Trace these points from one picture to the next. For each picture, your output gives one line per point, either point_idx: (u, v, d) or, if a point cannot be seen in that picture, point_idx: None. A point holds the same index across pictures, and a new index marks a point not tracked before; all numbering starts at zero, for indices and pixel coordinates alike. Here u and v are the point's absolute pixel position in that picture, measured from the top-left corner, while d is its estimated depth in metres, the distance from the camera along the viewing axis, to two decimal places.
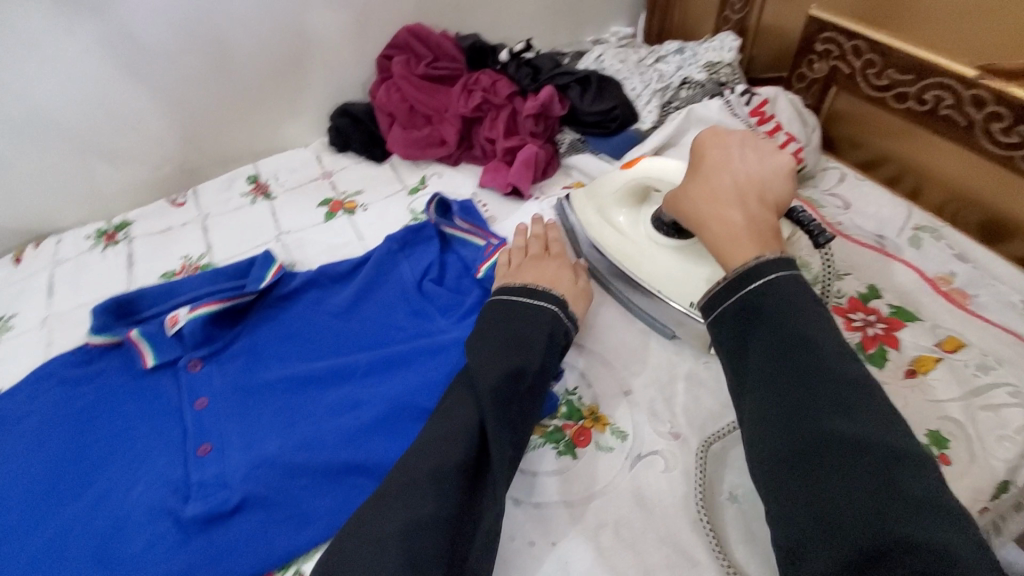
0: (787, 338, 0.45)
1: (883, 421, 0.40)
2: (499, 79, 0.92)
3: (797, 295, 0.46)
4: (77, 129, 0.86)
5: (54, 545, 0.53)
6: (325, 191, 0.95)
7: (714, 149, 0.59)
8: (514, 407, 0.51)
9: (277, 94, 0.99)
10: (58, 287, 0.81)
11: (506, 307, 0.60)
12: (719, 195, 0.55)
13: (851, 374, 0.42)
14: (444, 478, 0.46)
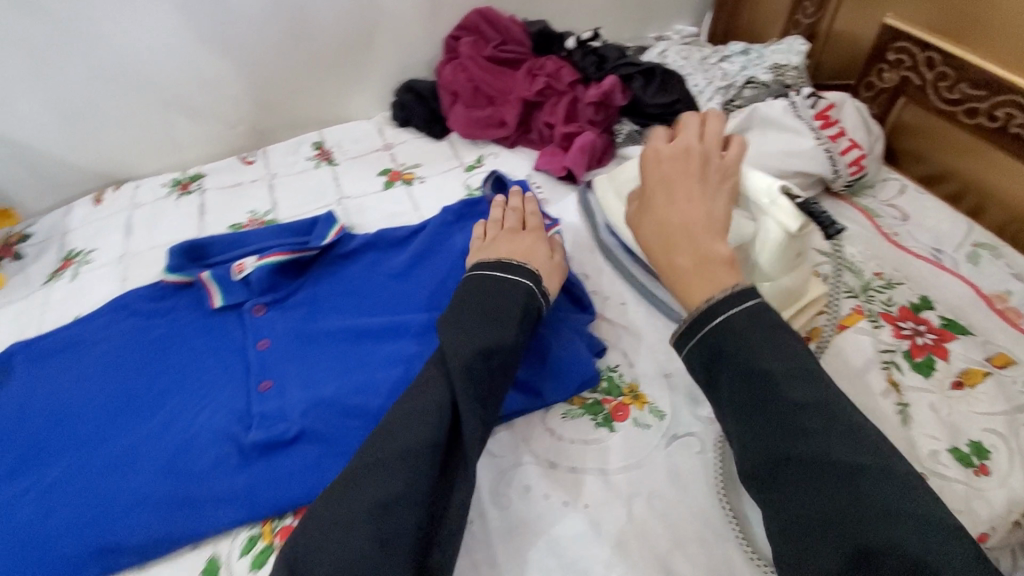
0: (746, 372, 0.43)
1: (846, 440, 0.40)
2: (564, 66, 0.94)
3: (754, 320, 0.45)
4: (163, 83, 0.92)
5: (128, 455, 0.57)
6: (385, 162, 0.99)
7: (668, 162, 0.56)
8: (488, 382, 0.52)
9: (347, 66, 1.03)
10: (135, 227, 0.86)
11: (482, 282, 0.61)
12: (679, 216, 0.53)
13: (811, 397, 0.41)
14: (414, 456, 0.47)
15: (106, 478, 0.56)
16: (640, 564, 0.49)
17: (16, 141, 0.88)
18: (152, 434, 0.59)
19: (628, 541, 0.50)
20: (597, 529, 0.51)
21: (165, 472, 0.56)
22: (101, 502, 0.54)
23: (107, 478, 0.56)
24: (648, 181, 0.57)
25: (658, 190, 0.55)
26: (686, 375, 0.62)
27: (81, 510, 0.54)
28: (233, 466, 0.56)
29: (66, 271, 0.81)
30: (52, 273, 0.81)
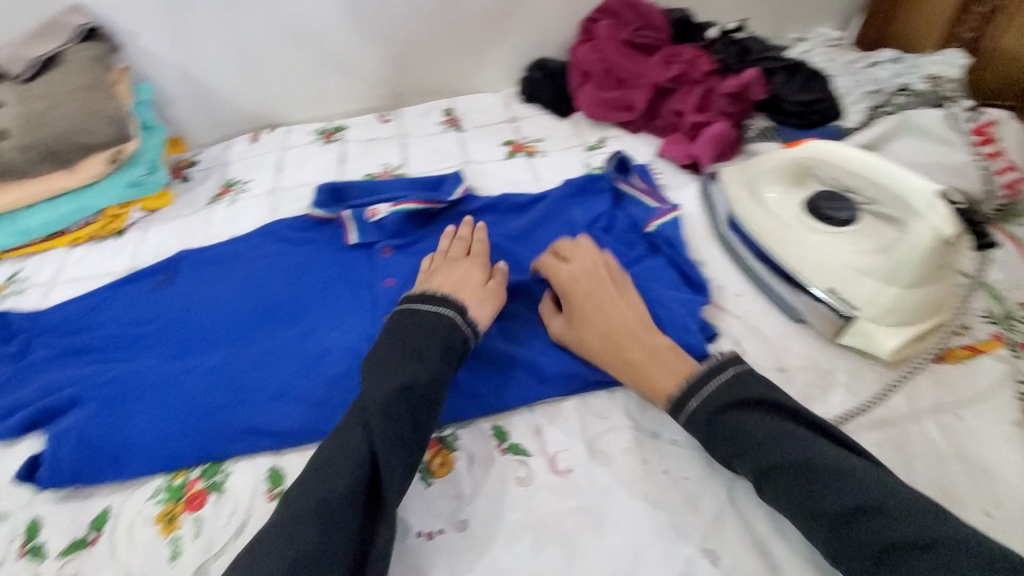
0: (732, 450, 0.50)
1: (835, 488, 0.45)
2: (701, 56, 0.93)
3: (723, 399, 0.51)
4: (323, 39, 1.00)
5: (275, 356, 0.64)
6: (508, 134, 1.02)
7: (580, 276, 0.63)
8: (408, 420, 0.50)
9: (485, 37, 1.06)
10: (286, 166, 0.96)
11: (407, 318, 0.58)
12: (615, 315, 0.60)
13: (791, 456, 0.47)
14: (330, 510, 0.45)
15: (255, 372, 0.62)
16: (736, 542, 0.49)
17: (197, 78, 1.00)
18: (295, 341, 0.66)
19: (726, 519, 0.51)
20: (695, 502, 0.52)
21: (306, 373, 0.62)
22: (251, 391, 0.61)
23: (255, 373, 0.62)
24: (570, 293, 0.63)
25: (585, 299, 0.61)
26: (800, 372, 0.61)
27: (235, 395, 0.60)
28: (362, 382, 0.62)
29: (226, 196, 0.92)
30: (213, 196, 0.92)
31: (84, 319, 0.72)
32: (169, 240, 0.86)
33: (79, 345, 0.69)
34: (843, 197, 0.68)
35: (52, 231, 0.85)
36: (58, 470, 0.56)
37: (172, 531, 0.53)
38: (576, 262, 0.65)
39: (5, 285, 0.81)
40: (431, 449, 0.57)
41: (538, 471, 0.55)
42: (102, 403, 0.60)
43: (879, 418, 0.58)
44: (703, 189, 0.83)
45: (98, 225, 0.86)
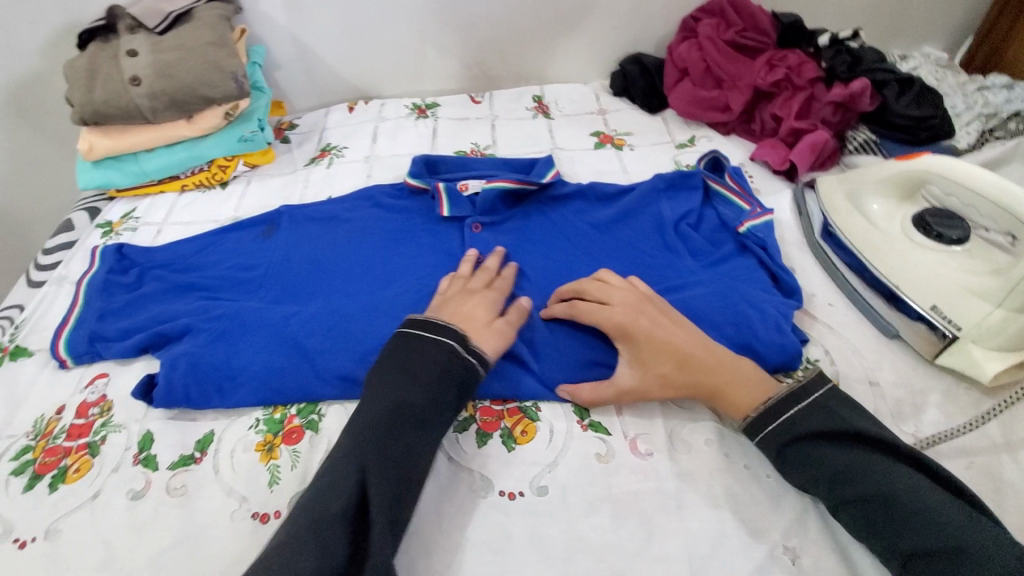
0: (809, 480, 0.49)
1: (914, 529, 0.43)
2: (807, 62, 0.91)
3: (798, 428, 0.50)
4: (428, 17, 1.03)
5: (374, 304, 0.66)
6: (597, 124, 1.02)
7: (626, 311, 0.59)
8: (400, 441, 0.49)
9: (583, 28, 1.07)
10: (381, 136, 1.00)
11: (400, 345, 0.55)
12: (683, 345, 0.56)
13: (870, 490, 0.45)
14: (321, 528, 0.43)
15: (354, 317, 0.64)
16: (817, 545, 0.49)
17: (305, 45, 1.04)
18: (393, 294, 0.68)
19: (808, 521, 0.51)
20: (777, 500, 0.52)
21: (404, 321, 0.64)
22: (352, 334, 0.63)
23: (353, 318, 0.64)
24: (633, 333, 0.57)
25: (649, 338, 0.56)
26: (892, 387, 0.60)
27: (337, 335, 0.62)
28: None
29: (323, 159, 0.96)
30: (311, 158, 0.97)
31: (189, 260, 0.78)
32: (269, 195, 0.91)
33: (189, 282, 0.73)
34: (953, 215, 0.67)
35: (164, 175, 0.91)
36: (173, 390, 0.60)
37: (272, 458, 0.57)
38: (617, 302, 0.60)
39: (121, 221, 0.88)
40: (512, 417, 0.59)
41: (618, 450, 0.56)
42: (214, 333, 0.64)
43: (974, 443, 0.56)
44: (796, 193, 0.83)
45: (207, 174, 0.92)
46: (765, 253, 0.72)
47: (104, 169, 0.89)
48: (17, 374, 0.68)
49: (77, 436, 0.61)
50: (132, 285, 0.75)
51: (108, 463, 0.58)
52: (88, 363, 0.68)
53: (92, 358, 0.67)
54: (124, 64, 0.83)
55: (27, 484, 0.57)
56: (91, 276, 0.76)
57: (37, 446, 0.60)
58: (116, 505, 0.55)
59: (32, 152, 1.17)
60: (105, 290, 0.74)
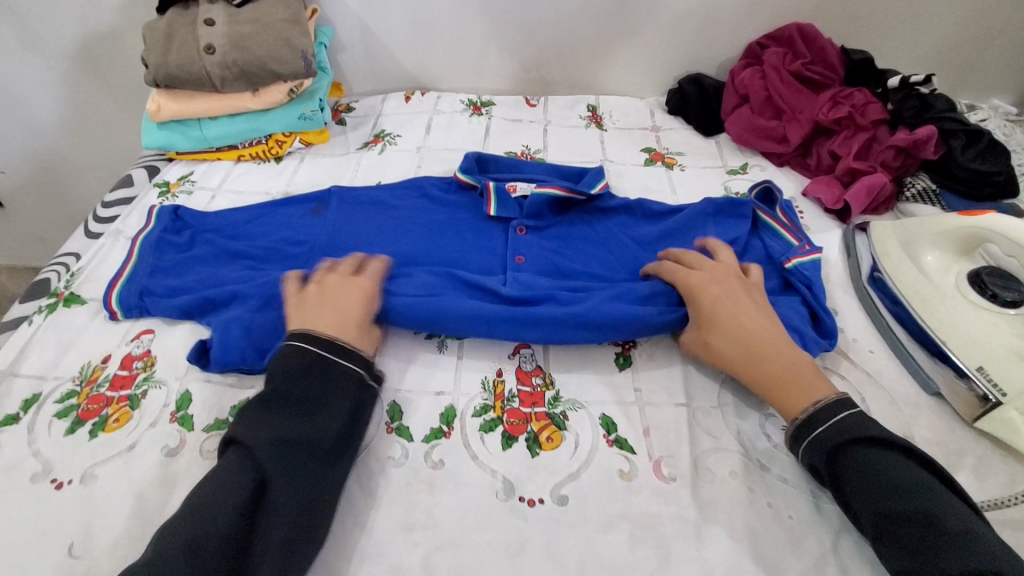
0: (863, 486, 0.49)
1: (958, 547, 0.43)
2: (873, 102, 0.89)
3: (843, 436, 0.52)
4: (493, 17, 1.04)
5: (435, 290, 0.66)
6: (649, 141, 1.01)
7: (702, 278, 0.66)
8: (303, 476, 0.49)
9: (647, 44, 1.07)
10: (435, 129, 1.01)
11: (312, 363, 0.56)
12: (750, 324, 0.61)
13: (916, 504, 0.46)
14: (200, 551, 0.43)
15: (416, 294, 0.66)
16: None
17: (372, 32, 1.06)
18: (444, 278, 0.70)
19: (827, 568, 0.50)
20: (797, 542, 0.51)
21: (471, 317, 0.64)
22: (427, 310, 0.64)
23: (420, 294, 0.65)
24: (701, 297, 0.64)
25: (717, 307, 0.62)
26: (926, 443, 0.59)
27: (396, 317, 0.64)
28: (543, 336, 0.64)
29: (376, 145, 0.98)
30: (364, 143, 0.99)
31: (240, 229, 0.79)
32: (321, 174, 0.92)
33: (241, 252, 0.75)
34: (1013, 277, 0.65)
35: (223, 143, 0.93)
36: (228, 351, 0.62)
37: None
38: (704, 270, 0.67)
39: (177, 183, 0.90)
40: (539, 423, 0.60)
41: (641, 470, 0.56)
42: (261, 304, 0.65)
43: (1009, 513, 0.55)
44: (847, 234, 0.82)
45: (263, 148, 0.94)
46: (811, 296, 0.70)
47: (167, 131, 0.92)
48: (68, 319, 0.70)
49: (119, 387, 0.63)
50: (183, 244, 0.77)
51: (147, 417, 0.60)
52: (135, 317, 0.70)
53: (139, 313, 0.70)
54: (200, 32, 0.85)
55: (68, 427, 0.60)
56: (146, 234, 0.78)
57: (82, 392, 0.63)
58: (150, 459, 0.57)
59: (97, 104, 1.21)
60: (158, 248, 0.76)
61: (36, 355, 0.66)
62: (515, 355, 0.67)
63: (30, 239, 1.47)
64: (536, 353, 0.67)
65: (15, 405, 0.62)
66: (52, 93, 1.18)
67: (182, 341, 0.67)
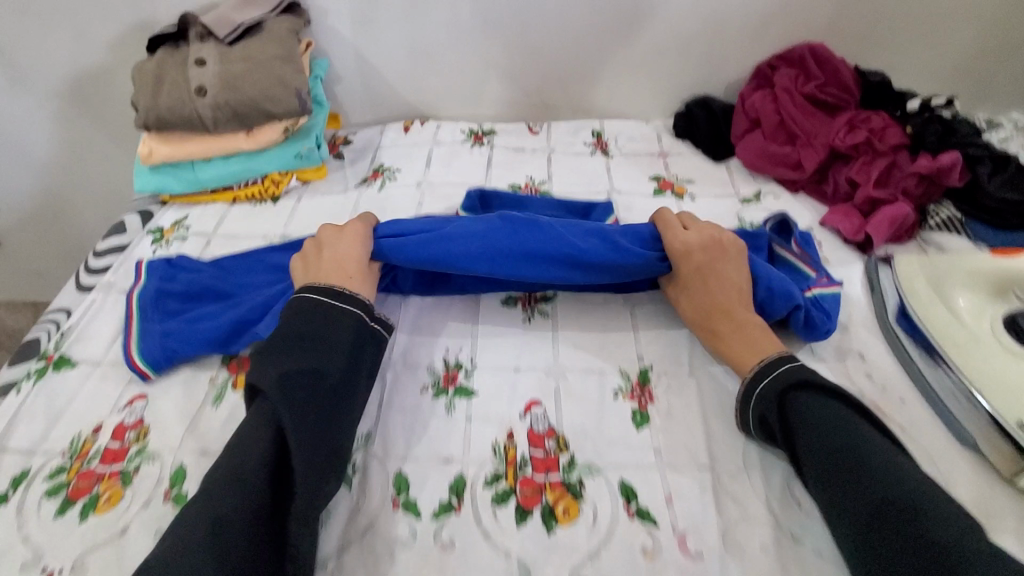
0: (800, 428, 0.54)
1: (880, 479, 0.48)
2: (891, 127, 0.86)
3: (790, 379, 0.57)
4: (495, 43, 1.01)
5: (438, 234, 0.72)
6: (658, 168, 0.97)
7: (694, 238, 0.71)
8: (318, 403, 0.53)
9: (653, 65, 1.03)
10: (435, 162, 0.98)
11: (306, 309, 0.60)
12: (723, 283, 0.68)
13: (847, 442, 0.51)
14: (246, 478, 0.48)
15: (424, 237, 0.72)
16: None
17: (368, 62, 1.03)
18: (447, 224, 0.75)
19: None
20: None
21: (468, 260, 0.69)
22: (428, 252, 0.70)
23: (426, 240, 0.71)
24: (689, 255, 0.70)
25: (697, 273, 0.69)
26: (966, 504, 0.56)
27: (403, 259, 0.71)
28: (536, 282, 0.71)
29: (375, 181, 0.95)
30: (363, 178, 0.96)
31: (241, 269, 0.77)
32: (320, 214, 0.89)
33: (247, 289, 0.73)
34: None
35: (217, 185, 0.90)
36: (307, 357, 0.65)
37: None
38: (693, 233, 0.73)
39: (171, 229, 0.87)
40: (554, 492, 0.56)
41: (665, 545, 0.53)
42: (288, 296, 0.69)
43: None
44: (869, 269, 0.79)
45: (260, 188, 0.91)
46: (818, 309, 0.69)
47: (160, 175, 0.89)
48: (58, 385, 0.67)
49: (111, 461, 0.60)
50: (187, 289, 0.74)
51: (140, 496, 0.57)
52: (167, 370, 0.67)
53: (173, 361, 0.67)
54: (191, 73, 0.82)
55: (58, 508, 0.57)
56: (141, 290, 0.74)
57: (72, 468, 0.60)
58: (144, 545, 0.53)
59: (89, 140, 1.18)
60: (158, 302, 0.73)
61: (25, 427, 0.63)
62: (526, 415, 0.63)
63: (28, 276, 1.44)
64: (548, 411, 0.64)
65: (2, 485, 0.59)
66: (43, 131, 1.15)
67: (176, 407, 0.64)
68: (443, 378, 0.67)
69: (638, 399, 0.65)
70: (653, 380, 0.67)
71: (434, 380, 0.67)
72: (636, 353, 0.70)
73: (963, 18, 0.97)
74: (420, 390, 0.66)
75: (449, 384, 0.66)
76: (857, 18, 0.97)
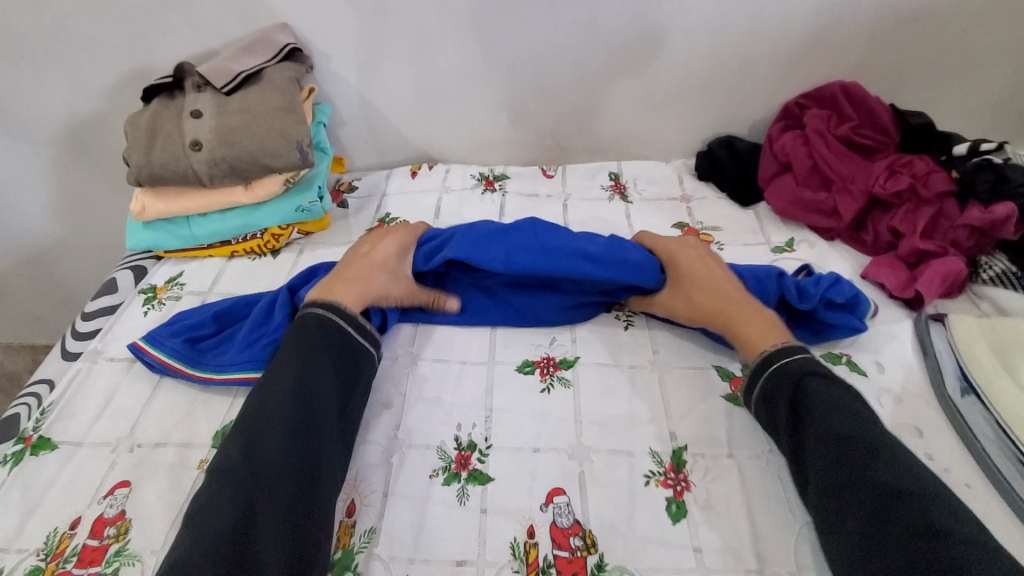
0: (810, 418, 0.55)
1: (892, 471, 0.49)
2: (937, 171, 0.80)
3: (800, 371, 0.58)
4: (506, 85, 0.96)
5: (465, 228, 0.76)
6: (681, 214, 0.92)
7: (680, 246, 0.75)
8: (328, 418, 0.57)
9: (673, 105, 0.98)
10: (444, 211, 0.93)
11: (326, 322, 0.63)
12: (719, 283, 0.69)
13: (864, 433, 0.52)
14: (280, 490, 0.51)
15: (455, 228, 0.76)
16: None
17: (374, 106, 0.99)
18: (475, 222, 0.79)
19: None
20: None
21: (472, 249, 0.72)
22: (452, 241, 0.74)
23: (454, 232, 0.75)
24: (678, 261, 0.73)
25: (689, 276, 0.70)
26: None
27: (425, 268, 0.74)
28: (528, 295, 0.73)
29: None
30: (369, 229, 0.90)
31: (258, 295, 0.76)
32: None
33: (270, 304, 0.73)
34: None
35: (215, 240, 0.85)
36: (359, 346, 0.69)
37: (350, 515, 0.56)
38: (679, 241, 0.76)
39: (165, 287, 0.82)
40: None
41: None
42: (329, 269, 0.75)
43: None
44: (919, 328, 0.72)
45: (259, 242, 0.86)
46: (833, 287, 0.70)
47: (155, 231, 0.85)
48: (36, 470, 0.61)
49: (87, 563, 0.54)
50: (217, 318, 0.73)
51: None
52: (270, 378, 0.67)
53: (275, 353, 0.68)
54: (187, 126, 0.78)
55: None
56: (160, 350, 0.69)
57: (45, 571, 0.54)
58: None
59: (87, 185, 1.14)
60: (198, 351, 0.69)
61: None
62: (548, 507, 0.57)
63: (27, 320, 1.39)
64: (573, 502, 0.57)
65: None
66: (39, 177, 1.12)
67: (161, 497, 0.58)
68: (455, 460, 0.61)
69: (674, 486, 0.58)
70: (688, 463, 0.60)
71: (446, 463, 0.60)
72: (668, 430, 0.63)
73: (1003, 54, 0.91)
74: (429, 476, 0.59)
75: (461, 467, 0.60)
76: (888, 54, 0.91)
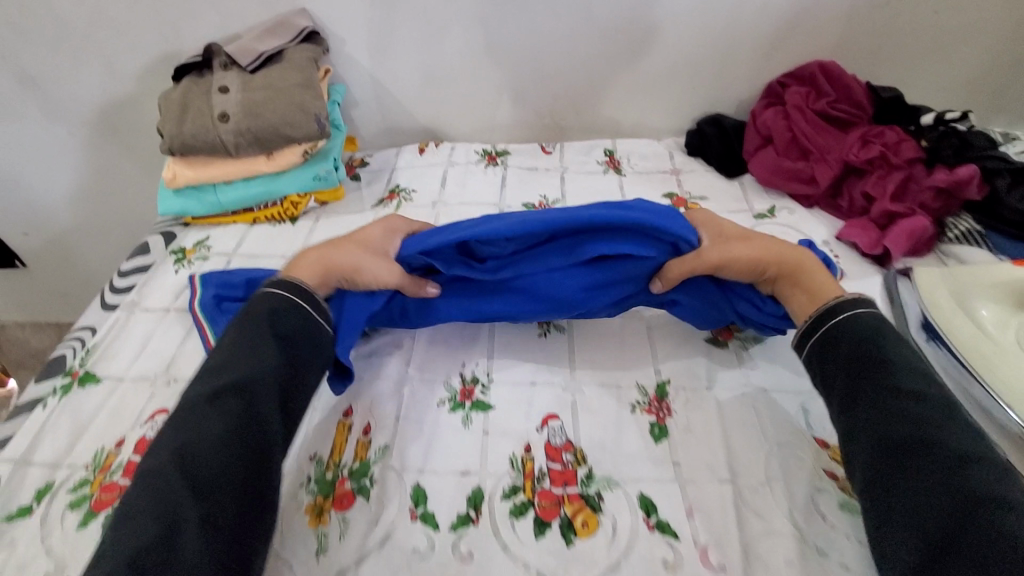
0: (877, 373, 0.54)
1: (957, 432, 0.49)
2: (907, 140, 0.87)
3: (866, 332, 0.58)
4: (507, 68, 1.03)
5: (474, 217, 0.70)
6: (670, 185, 0.98)
7: (706, 217, 0.73)
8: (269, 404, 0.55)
9: (663, 86, 1.05)
10: (450, 182, 1.00)
11: (277, 308, 0.61)
12: (765, 241, 0.68)
13: (931, 394, 0.52)
14: (214, 480, 0.49)
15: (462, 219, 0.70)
16: None
17: (384, 87, 1.06)
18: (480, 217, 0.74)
19: None
20: None
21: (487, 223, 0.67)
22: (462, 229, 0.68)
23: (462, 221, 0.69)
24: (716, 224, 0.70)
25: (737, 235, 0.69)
26: None
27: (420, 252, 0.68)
28: (564, 260, 0.67)
29: (391, 201, 0.97)
30: (380, 199, 0.97)
31: None
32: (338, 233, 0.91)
33: None
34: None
35: (238, 207, 0.93)
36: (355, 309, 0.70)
37: (366, 434, 0.63)
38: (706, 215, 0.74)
39: (193, 249, 0.89)
40: (573, 504, 0.57)
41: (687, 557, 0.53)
42: None
43: None
44: (888, 283, 0.78)
45: (279, 210, 0.93)
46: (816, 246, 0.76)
47: (184, 198, 0.92)
48: (83, 401, 0.68)
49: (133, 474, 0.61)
50: (248, 285, 0.74)
51: None
52: None
53: None
54: (215, 100, 0.86)
55: (82, 520, 0.57)
56: (200, 300, 0.75)
57: (95, 481, 0.61)
58: None
59: (115, 166, 1.22)
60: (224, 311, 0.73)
61: (50, 443, 0.65)
62: (544, 429, 0.63)
63: (56, 298, 1.47)
64: (566, 425, 0.63)
65: (29, 497, 0.60)
66: (71, 158, 1.19)
67: None
68: (460, 392, 0.67)
69: (656, 413, 0.65)
70: (670, 394, 0.67)
71: (451, 394, 0.67)
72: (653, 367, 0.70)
73: (971, 34, 0.98)
74: (437, 404, 0.66)
75: (465, 398, 0.66)
76: (864, 35, 0.98)
